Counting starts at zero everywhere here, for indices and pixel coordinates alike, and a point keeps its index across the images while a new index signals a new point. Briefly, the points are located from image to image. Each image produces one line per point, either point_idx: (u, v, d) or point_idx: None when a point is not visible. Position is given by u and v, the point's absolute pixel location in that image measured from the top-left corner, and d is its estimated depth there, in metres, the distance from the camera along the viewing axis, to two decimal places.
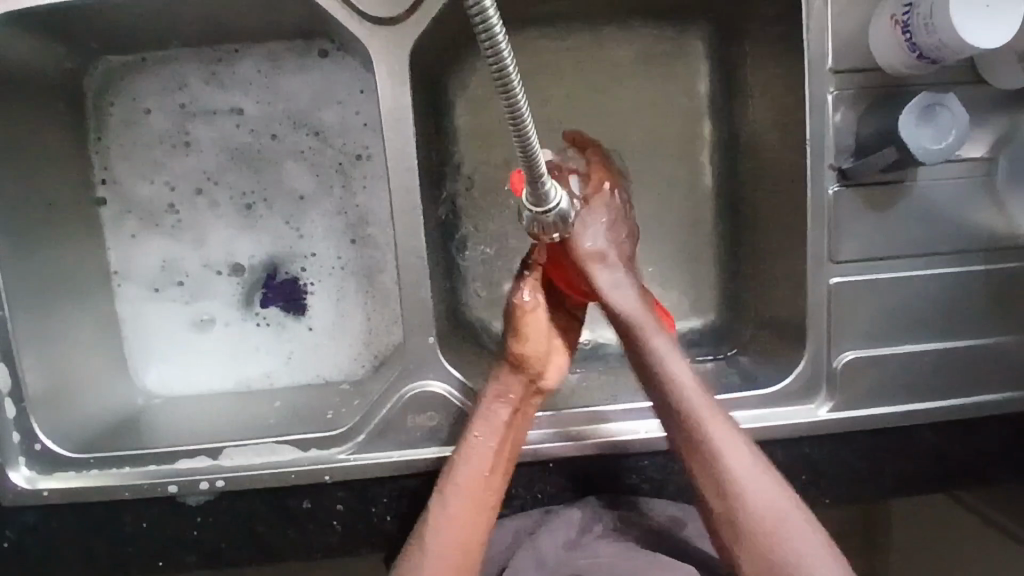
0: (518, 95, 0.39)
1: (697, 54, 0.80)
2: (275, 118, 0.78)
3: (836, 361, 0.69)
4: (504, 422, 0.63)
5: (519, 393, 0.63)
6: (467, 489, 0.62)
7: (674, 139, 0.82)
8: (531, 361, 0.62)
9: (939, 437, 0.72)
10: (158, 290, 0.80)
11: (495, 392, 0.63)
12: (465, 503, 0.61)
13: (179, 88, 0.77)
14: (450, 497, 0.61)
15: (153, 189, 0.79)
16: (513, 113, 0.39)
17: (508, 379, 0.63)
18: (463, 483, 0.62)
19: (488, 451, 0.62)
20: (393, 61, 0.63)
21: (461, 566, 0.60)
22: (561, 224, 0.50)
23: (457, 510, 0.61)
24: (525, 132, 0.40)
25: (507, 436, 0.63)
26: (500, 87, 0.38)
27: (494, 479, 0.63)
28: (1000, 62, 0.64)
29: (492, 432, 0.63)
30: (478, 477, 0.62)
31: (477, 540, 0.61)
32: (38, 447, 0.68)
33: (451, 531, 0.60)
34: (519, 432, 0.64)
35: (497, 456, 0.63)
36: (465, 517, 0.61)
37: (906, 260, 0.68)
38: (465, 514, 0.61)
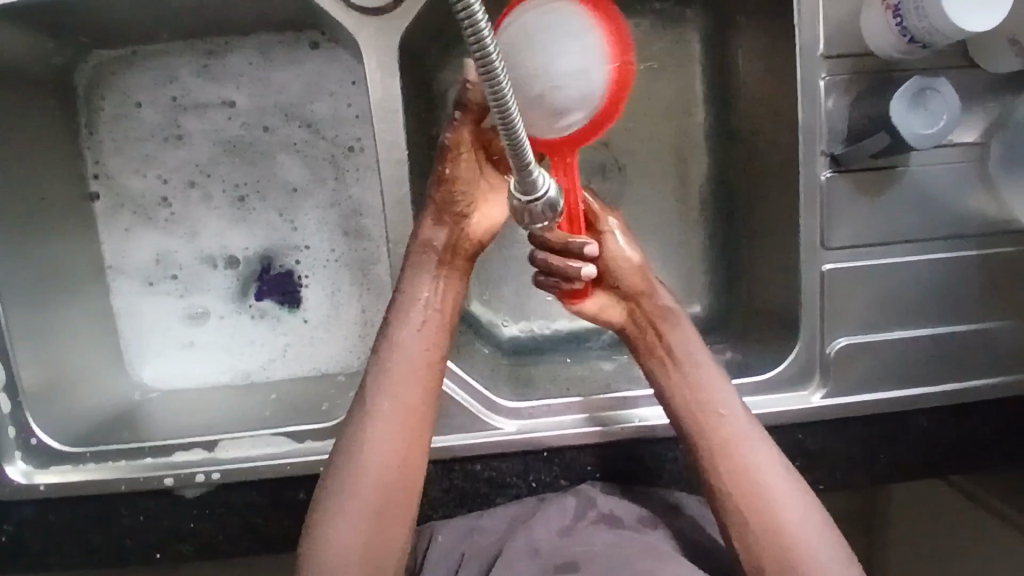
0: (502, 81, 0.39)
1: (690, 42, 0.79)
2: (267, 111, 0.78)
3: (829, 348, 0.69)
4: (423, 322, 0.60)
5: (445, 242, 0.60)
6: (409, 364, 0.60)
7: (667, 127, 0.81)
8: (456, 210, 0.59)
9: (933, 422, 0.72)
10: (152, 284, 0.80)
11: (419, 241, 0.60)
12: (404, 365, 0.60)
13: (170, 81, 0.77)
14: (380, 408, 0.59)
15: (146, 182, 0.78)
16: (497, 99, 0.39)
17: (435, 229, 0.60)
18: (388, 390, 0.59)
19: (411, 354, 0.60)
20: (382, 52, 0.62)
21: (395, 482, 0.59)
22: (550, 212, 0.50)
23: (402, 387, 0.59)
24: (510, 120, 0.40)
25: (424, 329, 0.60)
26: (483, 72, 0.38)
27: (429, 369, 0.60)
28: (992, 46, 0.64)
29: (413, 334, 0.60)
30: (403, 383, 0.59)
31: (411, 448, 0.59)
32: (34, 442, 0.68)
33: (393, 398, 0.59)
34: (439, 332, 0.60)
35: (432, 311, 0.60)
36: (406, 380, 0.59)
37: (898, 246, 0.68)
38: (406, 378, 0.59)
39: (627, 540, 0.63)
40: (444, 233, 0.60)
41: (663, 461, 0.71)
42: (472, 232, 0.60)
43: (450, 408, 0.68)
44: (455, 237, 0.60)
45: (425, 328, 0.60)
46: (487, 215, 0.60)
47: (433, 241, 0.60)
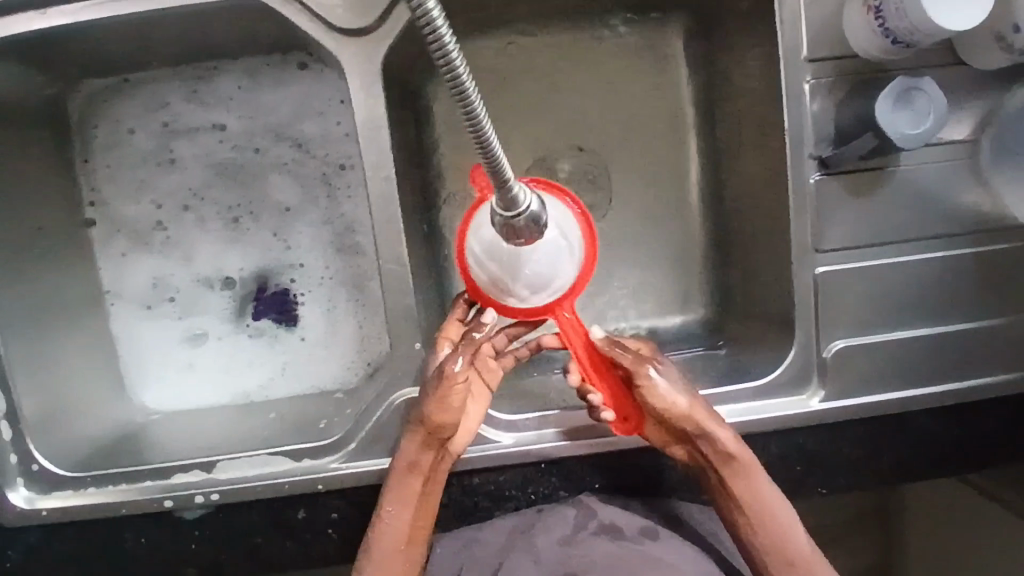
0: (476, 103, 0.39)
1: (675, 48, 0.80)
2: (257, 133, 0.79)
3: (825, 350, 0.69)
4: (415, 493, 0.63)
5: (428, 464, 0.62)
6: (411, 494, 0.63)
7: (656, 134, 0.82)
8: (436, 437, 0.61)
9: (936, 422, 0.71)
10: (150, 308, 0.81)
11: (406, 463, 0.62)
12: (409, 497, 0.63)
13: (160, 107, 0.78)
14: (389, 528, 0.63)
15: (140, 208, 0.79)
16: (472, 120, 0.39)
17: (416, 450, 0.62)
18: (379, 559, 0.62)
19: (399, 523, 0.63)
20: (366, 71, 0.63)
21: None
22: (533, 226, 0.50)
23: (406, 511, 0.63)
24: (486, 140, 0.40)
25: (411, 489, 0.63)
26: (457, 96, 0.39)
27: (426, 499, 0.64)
28: (979, 42, 0.63)
29: (402, 507, 0.63)
30: (391, 548, 0.63)
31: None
32: (35, 468, 0.68)
33: (403, 518, 0.63)
34: (429, 501, 0.64)
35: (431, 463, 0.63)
36: (412, 505, 0.63)
37: (891, 245, 0.68)
38: (412, 503, 0.63)
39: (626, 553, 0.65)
40: (424, 453, 0.62)
41: (661, 468, 0.71)
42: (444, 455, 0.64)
43: None
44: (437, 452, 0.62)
45: (426, 474, 0.63)
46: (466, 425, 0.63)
47: (416, 463, 0.62)
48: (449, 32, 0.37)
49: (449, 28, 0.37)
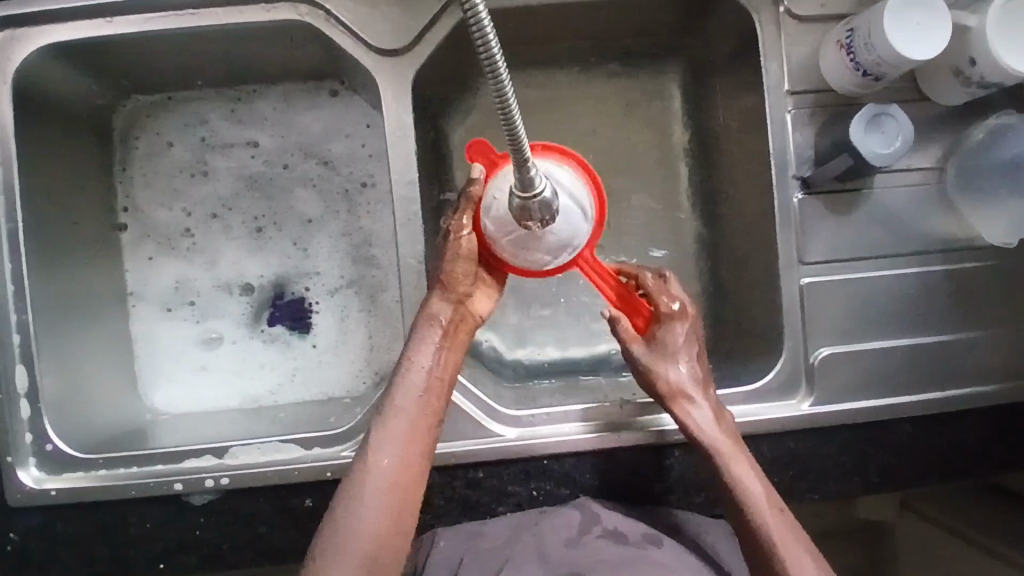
0: (508, 90, 0.44)
1: (674, 89, 0.87)
2: (288, 150, 0.85)
3: (812, 357, 0.73)
4: (437, 346, 0.64)
5: (448, 316, 0.65)
6: (419, 398, 0.63)
7: (657, 165, 0.88)
8: (459, 288, 0.65)
9: (918, 430, 0.75)
10: (170, 310, 0.84)
11: (427, 314, 0.65)
12: (417, 400, 0.63)
13: (199, 123, 0.84)
14: (389, 437, 0.61)
15: (172, 215, 0.84)
16: (503, 107, 0.45)
17: (439, 304, 0.65)
18: (403, 411, 0.62)
19: (424, 373, 0.64)
20: (396, 87, 0.70)
21: (410, 481, 0.60)
22: (545, 210, 0.55)
23: (409, 418, 0.62)
24: (513, 122, 0.45)
25: (437, 342, 0.64)
26: (492, 82, 0.44)
27: (435, 403, 0.64)
28: (941, 81, 0.72)
29: (427, 357, 0.64)
30: (416, 400, 0.63)
31: (422, 456, 0.62)
32: (49, 448, 0.71)
33: (404, 428, 0.61)
34: (453, 355, 0.65)
35: (434, 379, 0.64)
36: (420, 410, 0.63)
37: (870, 261, 0.74)
38: (420, 407, 0.63)
39: (634, 555, 0.64)
40: (448, 309, 0.65)
41: (663, 470, 0.73)
42: (472, 309, 0.67)
43: (452, 416, 0.70)
44: (457, 311, 0.66)
45: (432, 383, 0.64)
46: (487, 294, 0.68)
47: (438, 316, 0.65)
48: (493, 29, 0.42)
49: (493, 26, 0.42)
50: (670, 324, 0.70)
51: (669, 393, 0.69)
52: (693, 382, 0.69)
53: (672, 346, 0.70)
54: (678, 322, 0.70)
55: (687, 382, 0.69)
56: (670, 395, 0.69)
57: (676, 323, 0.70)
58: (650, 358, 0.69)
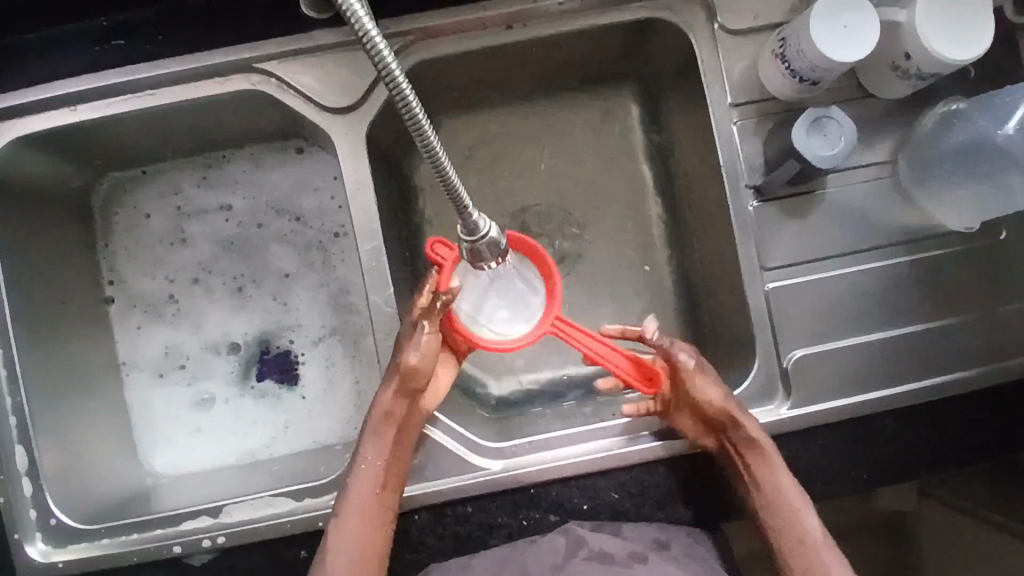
0: (438, 149, 0.48)
1: (629, 111, 0.89)
2: (261, 209, 0.87)
3: (786, 360, 0.74)
4: (391, 442, 0.67)
5: (404, 412, 0.68)
6: (368, 497, 0.66)
7: (620, 185, 0.89)
8: (416, 386, 0.67)
9: (902, 423, 0.75)
10: (163, 375, 0.87)
11: (382, 413, 0.67)
12: (367, 499, 0.66)
13: (174, 193, 0.87)
14: (339, 544, 0.64)
15: (155, 283, 0.87)
16: (434, 159, 0.48)
17: (393, 400, 0.67)
18: (356, 506, 0.65)
19: (376, 469, 0.66)
20: (352, 141, 0.73)
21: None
22: (494, 250, 0.58)
23: (359, 519, 0.65)
24: (447, 176, 0.49)
25: (390, 437, 0.67)
26: (420, 139, 0.48)
27: (386, 498, 0.67)
28: (881, 77, 0.73)
29: (380, 455, 0.67)
30: (368, 497, 0.66)
31: (376, 555, 0.65)
32: (53, 522, 0.74)
33: (355, 529, 0.65)
34: (404, 451, 0.68)
35: (387, 476, 0.67)
36: (371, 509, 0.66)
37: (832, 260, 0.75)
38: (371, 506, 0.66)
39: None
40: (403, 402, 0.67)
41: (650, 487, 0.74)
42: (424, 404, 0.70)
43: (436, 454, 0.72)
44: (411, 405, 0.68)
45: (381, 484, 0.66)
46: (434, 385, 0.71)
47: (394, 411, 0.67)
48: (411, 91, 0.46)
49: (415, 94, 0.46)
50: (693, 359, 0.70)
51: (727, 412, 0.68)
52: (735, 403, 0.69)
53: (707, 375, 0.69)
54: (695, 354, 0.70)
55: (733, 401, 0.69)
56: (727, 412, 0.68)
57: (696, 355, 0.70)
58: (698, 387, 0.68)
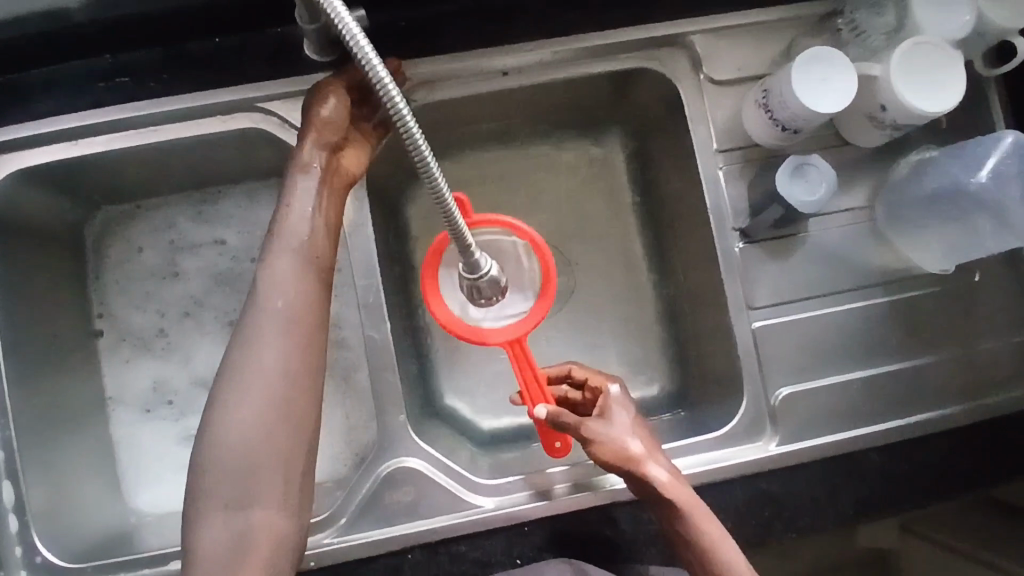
0: (442, 188, 0.49)
1: (618, 153, 0.92)
2: (255, 244, 0.88)
3: (773, 398, 0.76)
4: (296, 257, 0.61)
5: (322, 163, 0.65)
6: (275, 328, 0.58)
7: (609, 224, 0.92)
8: (331, 134, 0.66)
9: (887, 459, 0.77)
10: (149, 411, 0.86)
11: (298, 163, 0.65)
12: (274, 329, 0.58)
13: (168, 227, 0.88)
14: (240, 385, 0.57)
15: (145, 317, 0.87)
16: (442, 205, 0.50)
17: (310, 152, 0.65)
18: (264, 346, 0.58)
19: (285, 299, 0.59)
20: None
21: (282, 421, 0.57)
22: (493, 286, 0.60)
23: (264, 356, 0.58)
24: (453, 217, 0.50)
25: (322, 299, 0.61)
26: (428, 183, 0.49)
27: (300, 329, 0.59)
28: (858, 127, 0.77)
29: (285, 267, 0.60)
30: (274, 329, 0.58)
31: (289, 398, 0.58)
32: (38, 560, 0.73)
33: (258, 363, 0.57)
34: (318, 245, 0.62)
35: (295, 286, 0.60)
36: (277, 343, 0.58)
37: (815, 300, 0.77)
38: (276, 340, 0.58)
39: None
40: (321, 156, 0.65)
41: (643, 525, 0.74)
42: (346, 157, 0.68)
43: (430, 492, 0.71)
44: (331, 163, 0.66)
45: (289, 301, 0.59)
46: (355, 151, 0.69)
47: (312, 163, 0.65)
48: (419, 133, 0.48)
49: (424, 138, 0.48)
50: (609, 398, 0.72)
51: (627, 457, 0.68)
52: (641, 447, 0.69)
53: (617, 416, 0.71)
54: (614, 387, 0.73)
55: (637, 447, 0.69)
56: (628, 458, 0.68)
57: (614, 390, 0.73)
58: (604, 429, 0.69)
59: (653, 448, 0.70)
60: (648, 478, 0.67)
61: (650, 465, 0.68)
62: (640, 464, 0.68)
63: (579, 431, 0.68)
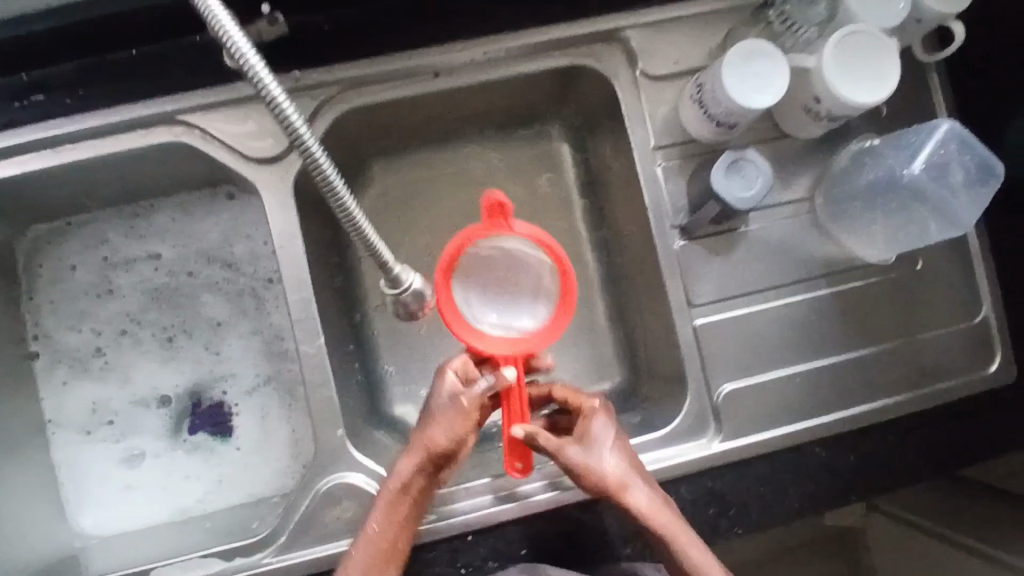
0: (350, 207, 0.54)
1: (563, 150, 0.90)
2: (191, 257, 0.86)
3: (716, 394, 0.76)
4: (439, 423, 0.64)
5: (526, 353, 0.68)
6: (400, 492, 0.65)
7: (558, 226, 0.90)
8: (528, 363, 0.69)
9: (829, 453, 0.77)
10: (89, 433, 0.84)
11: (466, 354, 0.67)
12: (394, 497, 0.65)
13: (101, 244, 0.85)
14: (374, 524, 0.65)
15: (81, 336, 0.84)
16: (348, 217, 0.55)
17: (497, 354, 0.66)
18: (377, 532, 0.65)
19: (400, 479, 0.65)
20: (277, 190, 0.72)
21: (395, 540, 0.66)
22: (419, 301, 0.61)
23: (377, 516, 0.65)
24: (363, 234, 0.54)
25: (427, 483, 0.66)
26: (335, 201, 0.54)
27: (425, 481, 0.66)
28: (794, 119, 0.75)
29: (443, 429, 0.64)
30: (416, 467, 0.65)
31: (399, 530, 0.66)
32: None
33: (382, 515, 0.65)
34: (414, 477, 0.65)
35: (391, 495, 0.65)
36: (390, 503, 0.65)
37: (756, 295, 0.77)
38: (402, 511, 0.66)
39: None
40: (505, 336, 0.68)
41: (588, 528, 0.74)
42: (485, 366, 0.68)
43: (371, 506, 0.71)
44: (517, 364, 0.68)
45: (420, 458, 0.65)
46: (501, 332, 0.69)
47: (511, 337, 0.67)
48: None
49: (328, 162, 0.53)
50: (591, 420, 0.66)
51: (611, 489, 0.65)
52: (617, 477, 0.65)
53: (603, 441, 0.66)
54: (599, 408, 0.67)
55: (620, 478, 0.65)
56: (612, 489, 0.65)
57: (599, 413, 0.67)
58: (585, 456, 0.65)
59: (636, 471, 0.67)
60: (629, 506, 0.65)
61: (636, 489, 0.66)
62: (621, 494, 0.65)
63: (555, 455, 0.64)
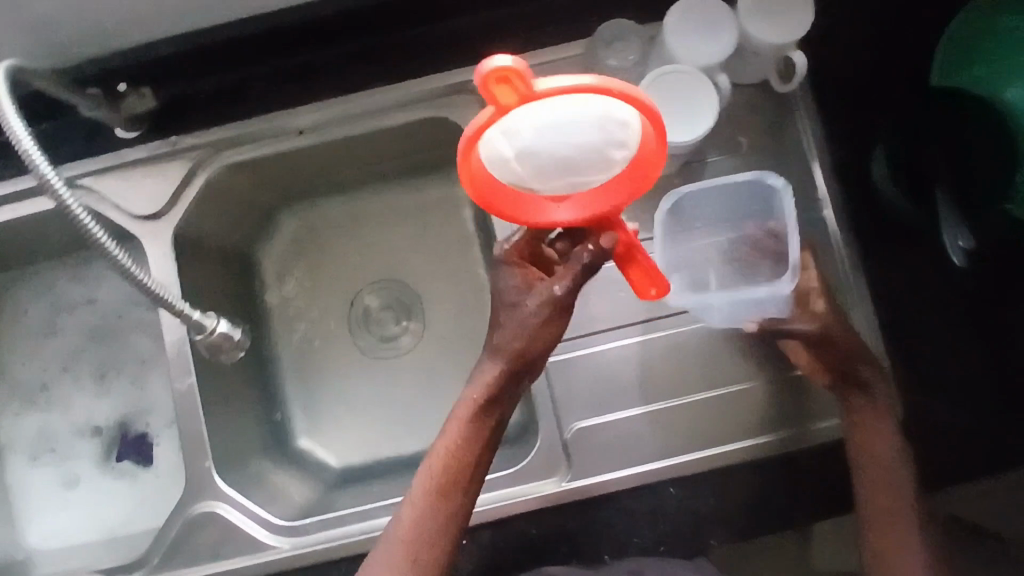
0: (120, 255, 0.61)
1: (455, 192, 0.94)
2: (122, 302, 0.96)
3: (566, 430, 0.76)
4: (519, 325, 0.65)
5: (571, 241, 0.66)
6: (470, 402, 0.66)
7: (447, 265, 0.95)
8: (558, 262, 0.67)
9: (684, 493, 0.76)
10: (34, 458, 0.95)
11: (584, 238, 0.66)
12: (468, 407, 0.66)
13: (48, 290, 0.97)
14: (450, 427, 0.66)
15: (31, 373, 0.96)
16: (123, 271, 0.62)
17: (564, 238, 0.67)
18: (450, 443, 0.66)
19: (477, 389, 0.66)
20: (158, 244, 0.80)
21: (468, 457, 0.66)
22: (230, 340, 0.70)
23: (450, 427, 0.66)
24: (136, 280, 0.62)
25: (508, 387, 0.67)
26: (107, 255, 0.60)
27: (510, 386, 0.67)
28: None
29: (518, 334, 0.65)
30: (496, 372, 0.66)
31: (475, 450, 0.66)
32: None
33: (453, 431, 0.66)
34: (495, 381, 0.66)
35: (469, 403, 0.66)
36: (465, 412, 0.67)
37: (606, 334, 0.77)
38: (474, 423, 0.66)
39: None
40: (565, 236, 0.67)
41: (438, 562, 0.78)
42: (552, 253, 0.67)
43: (235, 533, 0.78)
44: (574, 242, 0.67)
45: (502, 369, 0.66)
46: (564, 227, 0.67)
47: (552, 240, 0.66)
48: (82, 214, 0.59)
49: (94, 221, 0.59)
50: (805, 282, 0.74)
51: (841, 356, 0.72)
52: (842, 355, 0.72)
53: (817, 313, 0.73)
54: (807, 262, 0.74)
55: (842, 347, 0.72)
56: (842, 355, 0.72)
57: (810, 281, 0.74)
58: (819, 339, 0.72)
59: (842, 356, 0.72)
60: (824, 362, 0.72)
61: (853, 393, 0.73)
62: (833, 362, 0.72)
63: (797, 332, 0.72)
